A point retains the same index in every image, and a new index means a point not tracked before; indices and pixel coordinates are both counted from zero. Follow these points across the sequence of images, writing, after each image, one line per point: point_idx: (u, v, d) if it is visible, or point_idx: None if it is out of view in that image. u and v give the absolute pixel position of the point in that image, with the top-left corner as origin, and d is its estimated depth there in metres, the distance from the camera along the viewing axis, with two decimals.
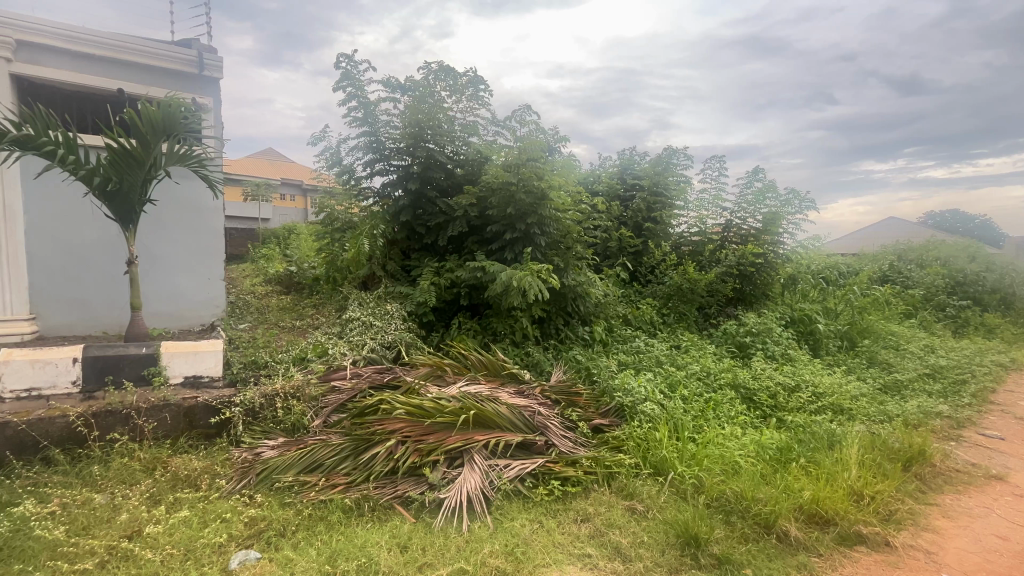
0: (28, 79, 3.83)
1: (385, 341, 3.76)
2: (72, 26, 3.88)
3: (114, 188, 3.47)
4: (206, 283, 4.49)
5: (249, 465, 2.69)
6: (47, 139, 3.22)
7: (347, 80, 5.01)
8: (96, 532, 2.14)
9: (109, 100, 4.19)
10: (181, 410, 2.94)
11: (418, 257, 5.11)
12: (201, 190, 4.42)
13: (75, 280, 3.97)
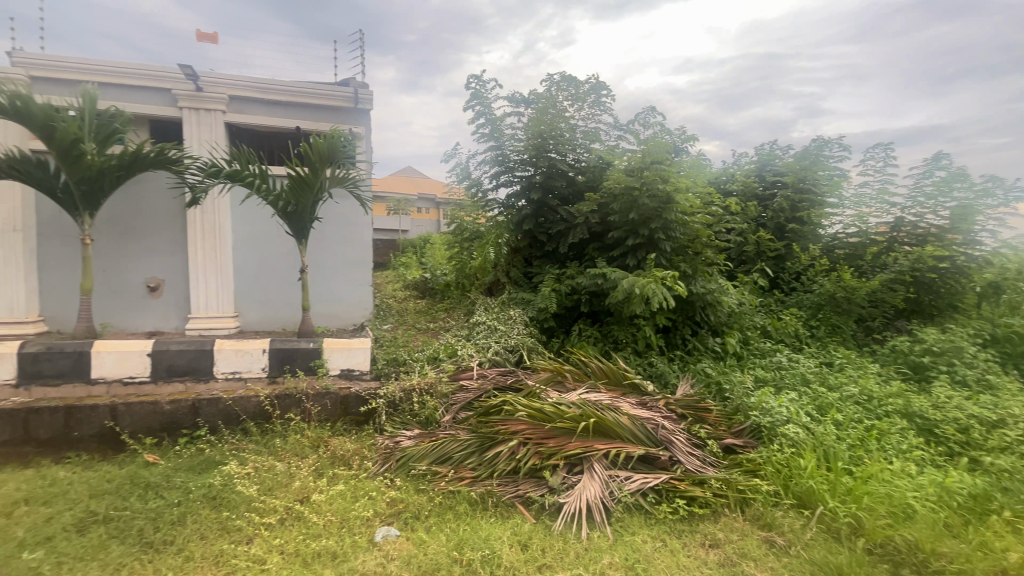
0: (236, 125, 4.81)
1: (509, 344, 3.94)
2: (265, 79, 4.77)
3: (293, 210, 4.21)
4: (358, 288, 5.15)
5: (390, 451, 3.01)
6: (248, 173, 4.01)
7: (476, 99, 5.38)
8: (277, 494, 2.59)
9: (290, 137, 5.06)
10: (338, 398, 3.43)
11: (539, 264, 5.25)
12: (355, 208, 5.09)
13: (264, 285, 4.86)
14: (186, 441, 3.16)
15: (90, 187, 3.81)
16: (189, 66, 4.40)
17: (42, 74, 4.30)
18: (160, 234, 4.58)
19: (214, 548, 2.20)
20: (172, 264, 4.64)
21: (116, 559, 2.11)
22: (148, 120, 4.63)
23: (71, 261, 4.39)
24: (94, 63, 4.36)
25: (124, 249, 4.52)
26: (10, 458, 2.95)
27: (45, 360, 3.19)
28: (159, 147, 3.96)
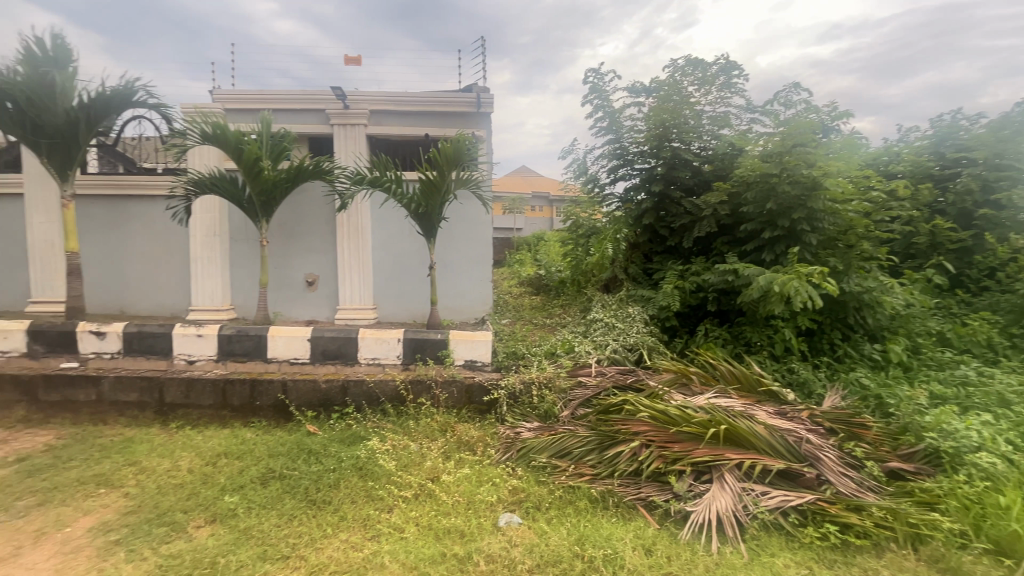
0: (376, 136, 5.36)
1: (628, 343, 3.83)
2: (400, 92, 5.24)
3: (422, 211, 4.56)
4: (479, 284, 5.42)
5: (511, 441, 3.12)
6: (386, 178, 4.44)
7: (594, 92, 5.30)
8: (412, 470, 2.84)
9: (420, 144, 5.49)
10: (463, 386, 3.64)
11: (660, 260, 4.98)
12: (477, 208, 5.36)
13: (398, 280, 5.36)
14: (338, 417, 3.61)
15: (266, 197, 4.51)
16: (338, 87, 5.02)
17: (233, 106, 5.23)
18: (315, 236, 5.29)
19: (361, 512, 2.49)
20: (325, 262, 5.32)
21: (288, 511, 2.49)
22: (308, 138, 5.37)
23: (251, 260, 5.28)
24: (268, 93, 5.19)
25: (289, 250, 5.29)
26: (212, 419, 3.63)
27: (236, 341, 3.86)
28: (316, 161, 4.58)
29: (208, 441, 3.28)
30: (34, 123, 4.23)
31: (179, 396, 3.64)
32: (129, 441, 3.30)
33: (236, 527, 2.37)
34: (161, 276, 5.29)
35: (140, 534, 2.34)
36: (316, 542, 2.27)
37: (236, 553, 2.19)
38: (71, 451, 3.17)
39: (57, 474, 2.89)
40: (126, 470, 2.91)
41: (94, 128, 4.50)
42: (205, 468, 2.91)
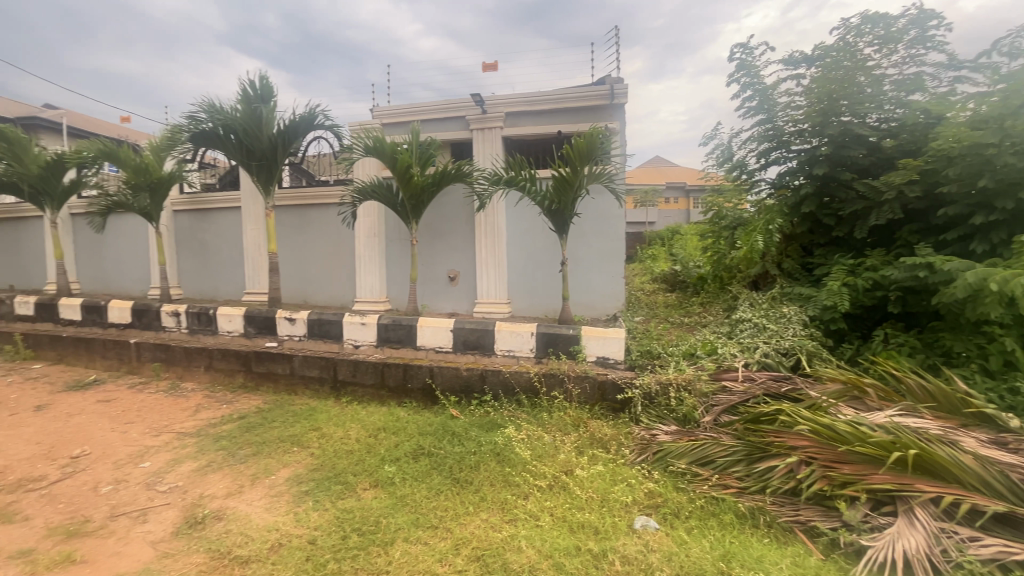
0: (511, 138, 5.57)
1: (782, 347, 3.41)
2: (534, 92, 5.38)
3: (556, 208, 4.62)
4: (611, 280, 5.32)
5: (646, 443, 3.01)
6: (521, 177, 4.59)
7: (742, 70, 4.82)
8: (546, 461, 2.91)
9: (553, 141, 5.58)
10: (596, 383, 3.61)
11: (823, 253, 4.36)
12: (610, 202, 5.26)
13: (531, 276, 5.52)
14: (477, 403, 3.85)
15: (416, 201, 4.98)
16: (478, 94, 5.34)
17: (389, 121, 5.89)
18: (457, 235, 5.70)
19: (500, 496, 2.63)
20: (465, 259, 5.71)
21: (436, 485, 2.75)
22: (450, 144, 5.82)
23: (403, 257, 5.90)
24: (418, 106, 5.73)
25: (434, 248, 5.80)
26: (373, 397, 4.15)
27: (392, 329, 4.36)
28: (458, 165, 4.93)
29: (371, 415, 3.77)
30: (249, 149, 5.27)
31: (348, 374, 4.23)
32: (313, 410, 3.94)
33: (394, 494, 2.69)
34: (334, 272, 6.21)
35: (322, 488, 2.78)
36: (460, 518, 2.46)
37: (395, 516, 2.47)
38: (273, 414, 3.90)
39: (264, 432, 3.57)
40: (312, 434, 3.49)
41: (288, 149, 5.45)
42: (369, 439, 3.34)
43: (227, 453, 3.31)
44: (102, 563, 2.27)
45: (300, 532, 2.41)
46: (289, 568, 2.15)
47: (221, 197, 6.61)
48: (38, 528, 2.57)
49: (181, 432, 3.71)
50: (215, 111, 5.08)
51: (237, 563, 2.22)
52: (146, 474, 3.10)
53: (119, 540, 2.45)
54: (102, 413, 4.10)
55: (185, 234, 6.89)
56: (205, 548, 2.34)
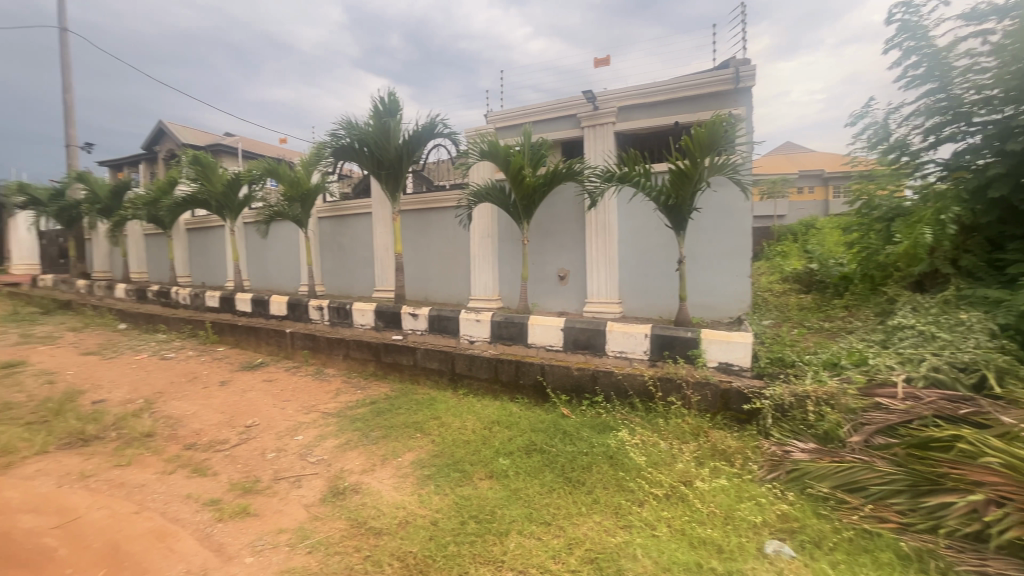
0: (624, 132, 5.41)
1: (959, 361, 2.83)
2: (649, 83, 5.16)
3: (672, 203, 4.37)
4: (734, 279, 4.90)
5: (778, 460, 2.71)
6: (635, 172, 4.42)
7: (904, 33, 4.10)
8: (662, 469, 2.77)
9: (670, 133, 5.31)
10: (718, 390, 3.36)
11: (1019, 248, 3.59)
12: (735, 195, 4.85)
13: (645, 275, 5.31)
14: (588, 404, 3.81)
15: (528, 201, 5.07)
16: (590, 91, 5.28)
17: (502, 124, 6.09)
18: (567, 234, 5.70)
19: (613, 500, 2.57)
20: (575, 257, 5.68)
21: (548, 482, 2.78)
22: (561, 143, 5.84)
23: (515, 257, 6.06)
24: (530, 108, 5.83)
25: (545, 248, 5.86)
26: (487, 391, 4.33)
27: (504, 327, 4.51)
28: (569, 164, 4.93)
29: (485, 409, 3.93)
30: (379, 159, 5.82)
31: (464, 368, 4.46)
32: (433, 399, 4.23)
33: (508, 486, 2.78)
34: (451, 271, 6.59)
35: (443, 474, 2.97)
36: (573, 518, 2.46)
37: (509, 508, 2.55)
38: (399, 401, 4.26)
39: (392, 417, 3.93)
40: (433, 422, 3.75)
41: (412, 158, 5.91)
42: (484, 431, 3.49)
43: (361, 433, 3.69)
44: (269, 518, 2.68)
45: (424, 513, 2.60)
46: (415, 544, 2.33)
47: (356, 204, 7.40)
48: (223, 482, 3.12)
49: (325, 411, 4.24)
50: (352, 128, 5.69)
51: (372, 533, 2.47)
52: (300, 446, 3.59)
53: (281, 500, 2.87)
54: (267, 390, 4.84)
55: (328, 238, 7.83)
56: (345, 517, 2.64)
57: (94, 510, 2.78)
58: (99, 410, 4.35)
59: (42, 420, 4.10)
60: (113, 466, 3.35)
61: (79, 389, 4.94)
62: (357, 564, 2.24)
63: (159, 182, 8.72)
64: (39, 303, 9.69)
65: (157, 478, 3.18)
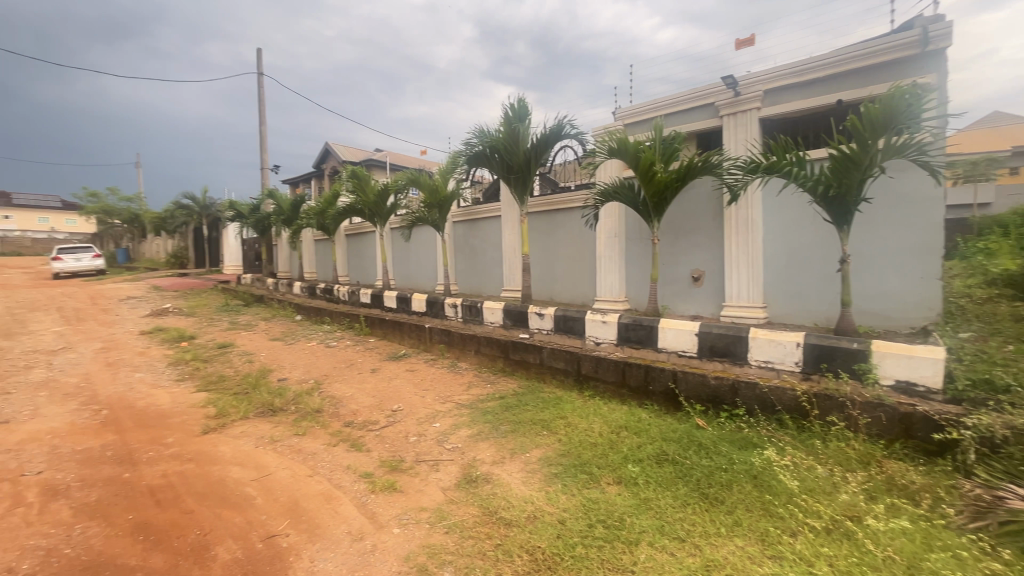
0: (771, 118, 4.87)
1: None
2: (805, 59, 4.55)
3: (834, 194, 3.77)
4: (917, 282, 4.10)
5: (989, 508, 2.17)
6: (785, 161, 3.90)
7: None
8: (820, 499, 2.42)
9: (832, 114, 4.63)
10: (896, 414, 2.84)
11: None
12: (920, 181, 4.06)
13: (796, 277, 4.71)
14: (727, 416, 3.50)
15: (659, 198, 4.81)
16: (730, 76, 4.84)
17: (631, 120, 5.90)
18: (702, 232, 5.30)
19: (758, 525, 2.32)
20: (712, 257, 5.26)
21: (683, 496, 2.61)
22: (696, 135, 5.46)
23: (644, 257, 5.83)
24: (662, 100, 5.56)
25: (676, 247, 5.54)
26: (614, 395, 4.22)
27: (632, 329, 4.38)
28: (706, 157, 4.59)
29: (612, 412, 3.85)
30: (509, 164, 6.05)
31: (591, 369, 4.41)
32: (559, 399, 4.26)
33: (638, 495, 2.67)
34: (577, 272, 6.58)
35: (570, 475, 2.97)
36: (711, 538, 2.27)
37: (639, 517, 2.45)
38: (526, 398, 4.38)
39: (520, 412, 4.06)
40: (559, 421, 3.78)
41: (540, 161, 6.03)
42: (612, 435, 3.41)
43: (491, 426, 3.88)
44: (412, 495, 2.95)
45: (551, 510, 2.63)
46: (543, 540, 2.37)
47: (487, 208, 7.78)
48: (375, 458, 3.52)
49: (459, 402, 4.54)
50: (484, 135, 5.98)
51: (502, 523, 2.57)
52: (437, 433, 3.89)
53: (422, 480, 3.14)
54: (409, 379, 5.36)
55: (461, 241, 8.38)
56: (477, 504, 2.79)
57: (279, 469, 3.34)
58: (283, 386, 5.23)
59: (244, 391, 5.07)
60: (293, 434, 4.00)
61: (268, 368, 6.00)
62: (489, 551, 2.35)
63: (326, 195, 10.17)
64: (242, 296, 12.00)
65: (325, 448, 3.71)
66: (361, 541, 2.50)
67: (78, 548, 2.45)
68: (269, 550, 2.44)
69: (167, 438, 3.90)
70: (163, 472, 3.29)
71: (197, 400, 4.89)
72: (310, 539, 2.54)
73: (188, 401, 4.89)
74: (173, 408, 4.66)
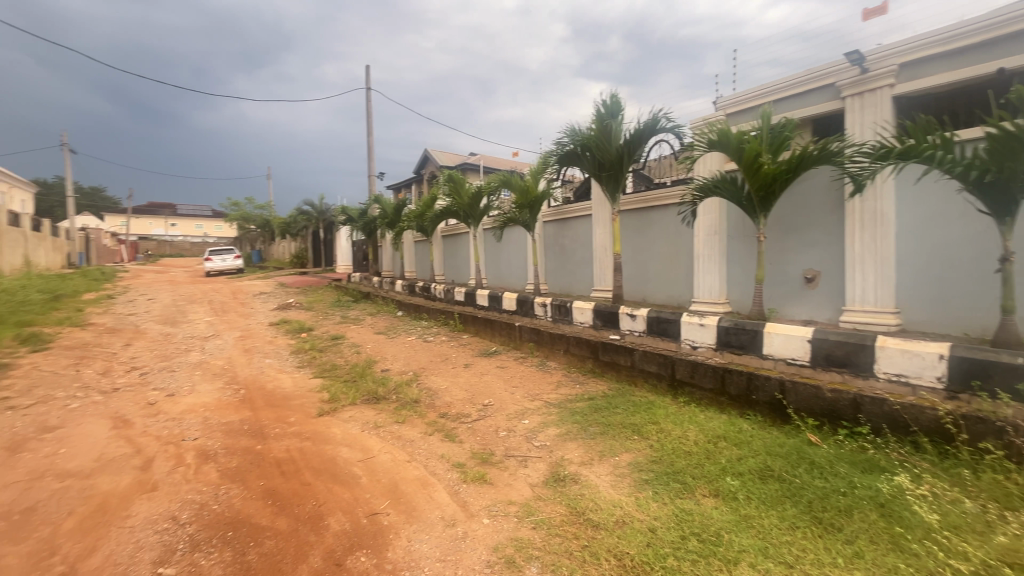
0: (907, 96, 4.24)
1: None
2: (953, 24, 3.91)
3: (993, 179, 3.17)
4: None
5: None
6: (926, 144, 3.35)
7: None
8: (969, 538, 2.07)
9: (989, 86, 3.92)
10: None
11: None
12: None
13: (938, 278, 4.06)
14: (848, 434, 3.12)
15: (766, 192, 4.41)
16: (856, 51, 4.30)
17: (735, 109, 5.49)
18: (818, 227, 4.78)
19: (886, 560, 2.04)
20: (830, 255, 4.72)
21: (791, 517, 2.39)
22: (812, 120, 4.94)
23: (748, 256, 5.40)
24: (772, 84, 5.10)
25: (786, 245, 5.06)
26: (712, 402, 3.97)
27: (733, 334, 4.09)
28: (825, 143, 4.11)
29: (710, 421, 3.62)
30: (601, 162, 5.95)
31: (686, 375, 4.19)
32: (652, 403, 4.10)
33: (738, 511, 2.49)
34: (672, 272, 6.28)
35: (662, 482, 2.86)
36: (825, 568, 2.05)
37: (739, 535, 2.28)
38: (617, 400, 4.28)
39: (610, 415, 3.98)
40: (651, 427, 3.64)
41: (633, 157, 5.86)
42: (709, 445, 3.22)
43: (580, 427, 3.85)
44: (502, 488, 3.03)
45: (641, 517, 2.55)
46: (632, 546, 2.31)
47: (578, 207, 7.73)
48: (467, 450, 3.68)
49: (548, 401, 4.57)
50: (576, 134, 5.94)
51: (590, 525, 2.54)
52: (526, 429, 3.96)
53: (511, 475, 3.21)
54: (500, 376, 5.51)
55: (551, 240, 8.41)
56: (565, 503, 2.79)
57: (382, 453, 3.63)
58: (386, 376, 5.66)
59: (353, 379, 5.57)
60: (393, 421, 4.32)
61: (373, 359, 6.52)
62: (576, 551, 2.35)
63: (425, 199, 10.80)
64: (352, 293, 13.17)
65: (421, 437, 3.95)
66: (454, 527, 2.63)
67: (222, 505, 2.88)
68: (372, 526, 2.67)
69: (290, 418, 4.42)
70: (287, 447, 3.74)
71: (314, 385, 5.47)
72: (408, 519, 2.73)
73: (307, 385, 5.49)
74: (295, 391, 5.26)
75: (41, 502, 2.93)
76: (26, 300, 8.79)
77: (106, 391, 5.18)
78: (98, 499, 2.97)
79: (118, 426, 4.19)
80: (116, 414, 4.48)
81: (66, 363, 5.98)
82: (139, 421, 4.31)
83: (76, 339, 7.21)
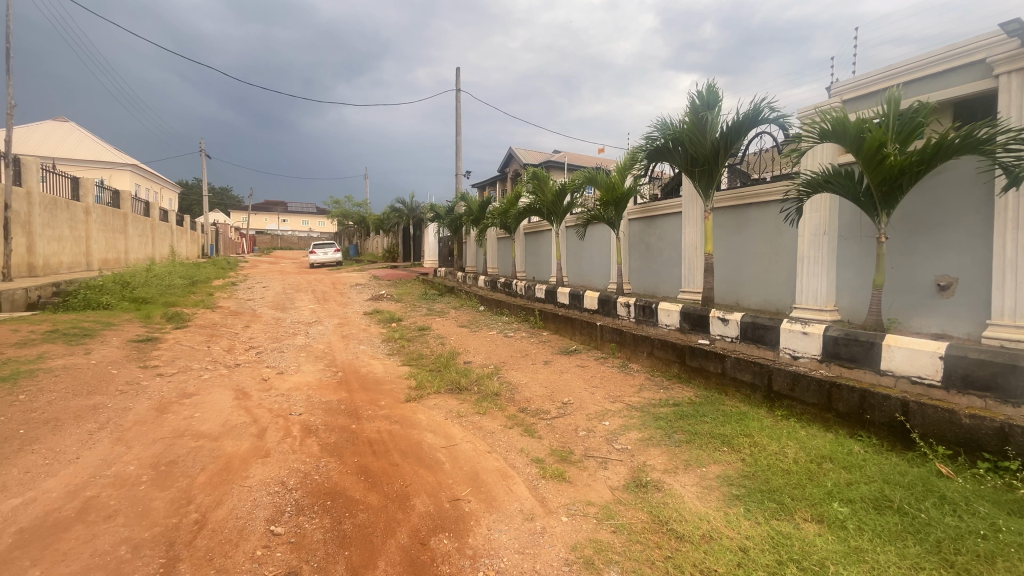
0: None
1: None
2: None
3: None
4: None
5: None
6: None
7: None
8: None
9: None
10: None
11: None
12: None
13: None
14: (989, 469, 2.68)
15: (890, 186, 3.90)
16: (1016, 20, 3.66)
17: (852, 95, 4.93)
18: (957, 226, 4.15)
19: None
20: (971, 260, 4.08)
21: (914, 556, 2.10)
22: (951, 103, 4.29)
23: (864, 258, 4.83)
24: (903, 63, 4.51)
25: (914, 247, 4.45)
26: (816, 418, 3.62)
27: (842, 345, 3.70)
28: (967, 130, 3.53)
29: (813, 438, 3.29)
30: (694, 156, 5.63)
31: (785, 387, 3.85)
32: (744, 415, 3.82)
33: (847, 542, 2.24)
34: (771, 275, 5.80)
35: (756, 500, 2.65)
36: None
37: (848, 569, 2.05)
38: (705, 408, 4.04)
39: (697, 423, 3.77)
40: (743, 439, 3.39)
41: (730, 151, 5.48)
42: (811, 464, 2.93)
43: (664, 433, 3.69)
44: (580, 488, 3.01)
45: (731, 534, 2.40)
46: (720, 564, 2.17)
47: (666, 204, 7.41)
48: (546, 446, 3.68)
49: (629, 403, 4.44)
50: (667, 127, 5.66)
51: (673, 536, 2.44)
52: (606, 431, 3.88)
53: (590, 475, 3.17)
54: (580, 375, 5.45)
55: (636, 239, 8.16)
56: (647, 510, 2.70)
57: (463, 442, 3.75)
58: (468, 368, 5.85)
59: (438, 369, 5.83)
60: (475, 412, 4.45)
61: (457, 351, 6.78)
62: (658, 560, 2.26)
63: (509, 196, 10.98)
64: (438, 287, 13.75)
65: (501, 429, 4.03)
66: (532, 521, 2.65)
67: (322, 476, 3.16)
68: (454, 511, 2.77)
69: (381, 402, 4.73)
70: (378, 429, 4.00)
71: (402, 372, 5.80)
72: (487, 508, 2.80)
73: (396, 372, 5.83)
74: (385, 377, 5.61)
75: (181, 457, 3.41)
76: (171, 284, 10.27)
77: (230, 365, 5.91)
78: (224, 459, 3.40)
79: (239, 397, 4.75)
80: (237, 387, 5.09)
81: (199, 339, 6.89)
82: (255, 394, 4.85)
83: (208, 319, 8.30)
